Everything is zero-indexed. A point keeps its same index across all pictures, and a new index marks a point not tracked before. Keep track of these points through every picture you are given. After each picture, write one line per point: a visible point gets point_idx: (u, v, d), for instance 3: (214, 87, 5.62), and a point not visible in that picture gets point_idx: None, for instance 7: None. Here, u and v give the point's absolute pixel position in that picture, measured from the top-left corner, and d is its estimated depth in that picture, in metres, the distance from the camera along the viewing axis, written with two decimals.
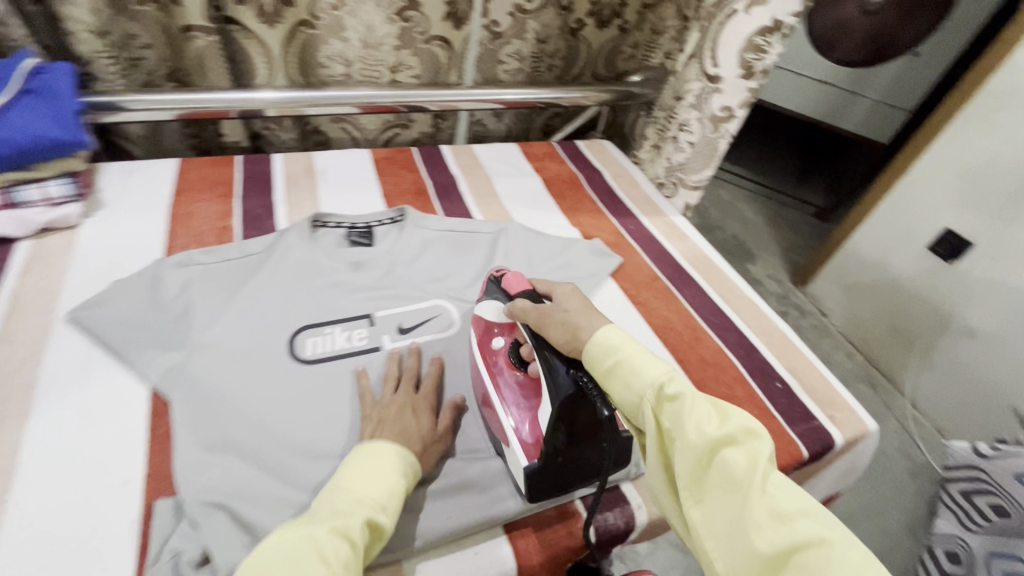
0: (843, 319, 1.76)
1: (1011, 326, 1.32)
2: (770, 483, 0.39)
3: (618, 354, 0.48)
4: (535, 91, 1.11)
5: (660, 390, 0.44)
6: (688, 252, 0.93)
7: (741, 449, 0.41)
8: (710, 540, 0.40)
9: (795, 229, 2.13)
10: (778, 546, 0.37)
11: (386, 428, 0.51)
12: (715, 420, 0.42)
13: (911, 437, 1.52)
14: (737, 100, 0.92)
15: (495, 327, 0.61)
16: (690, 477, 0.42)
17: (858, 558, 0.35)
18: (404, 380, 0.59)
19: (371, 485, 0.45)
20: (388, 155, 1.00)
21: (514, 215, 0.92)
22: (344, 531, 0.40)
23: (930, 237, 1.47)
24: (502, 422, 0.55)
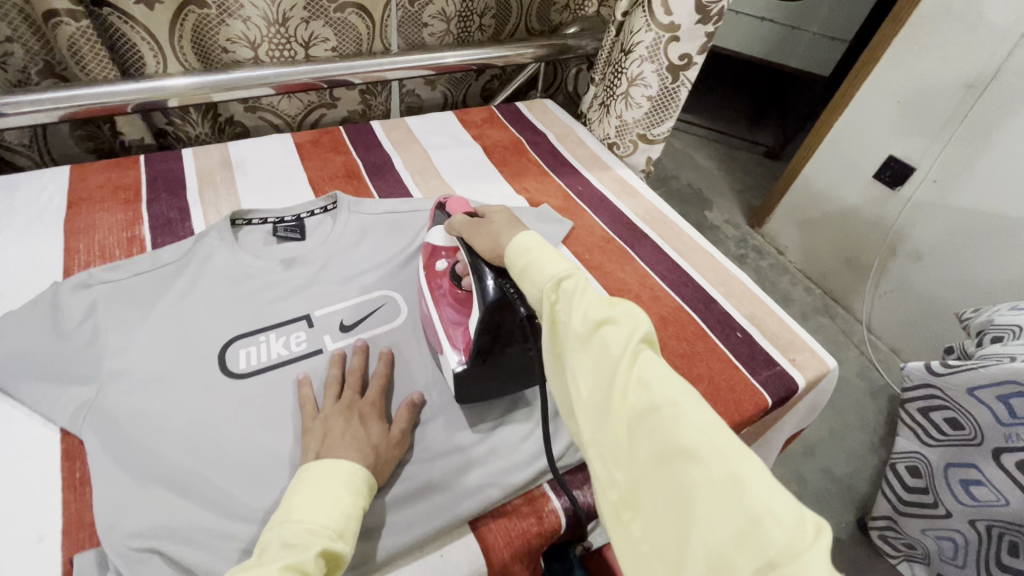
0: (800, 255, 1.79)
1: (956, 245, 1.37)
2: (642, 357, 0.36)
3: (528, 255, 0.44)
4: (466, 54, 1.04)
5: (558, 282, 0.41)
6: (639, 208, 0.90)
7: (622, 326, 0.37)
8: (584, 415, 0.38)
9: (748, 170, 2.14)
10: (637, 414, 0.34)
11: (331, 444, 0.47)
12: (602, 301, 0.39)
13: (870, 361, 1.59)
14: (694, 47, 0.88)
15: (441, 251, 0.62)
16: (572, 356, 0.39)
17: (707, 419, 0.32)
18: (349, 385, 0.55)
19: (324, 509, 0.41)
20: (312, 137, 0.92)
21: (457, 188, 0.87)
22: (300, 568, 0.36)
23: (875, 166, 1.49)
24: (439, 335, 0.57)
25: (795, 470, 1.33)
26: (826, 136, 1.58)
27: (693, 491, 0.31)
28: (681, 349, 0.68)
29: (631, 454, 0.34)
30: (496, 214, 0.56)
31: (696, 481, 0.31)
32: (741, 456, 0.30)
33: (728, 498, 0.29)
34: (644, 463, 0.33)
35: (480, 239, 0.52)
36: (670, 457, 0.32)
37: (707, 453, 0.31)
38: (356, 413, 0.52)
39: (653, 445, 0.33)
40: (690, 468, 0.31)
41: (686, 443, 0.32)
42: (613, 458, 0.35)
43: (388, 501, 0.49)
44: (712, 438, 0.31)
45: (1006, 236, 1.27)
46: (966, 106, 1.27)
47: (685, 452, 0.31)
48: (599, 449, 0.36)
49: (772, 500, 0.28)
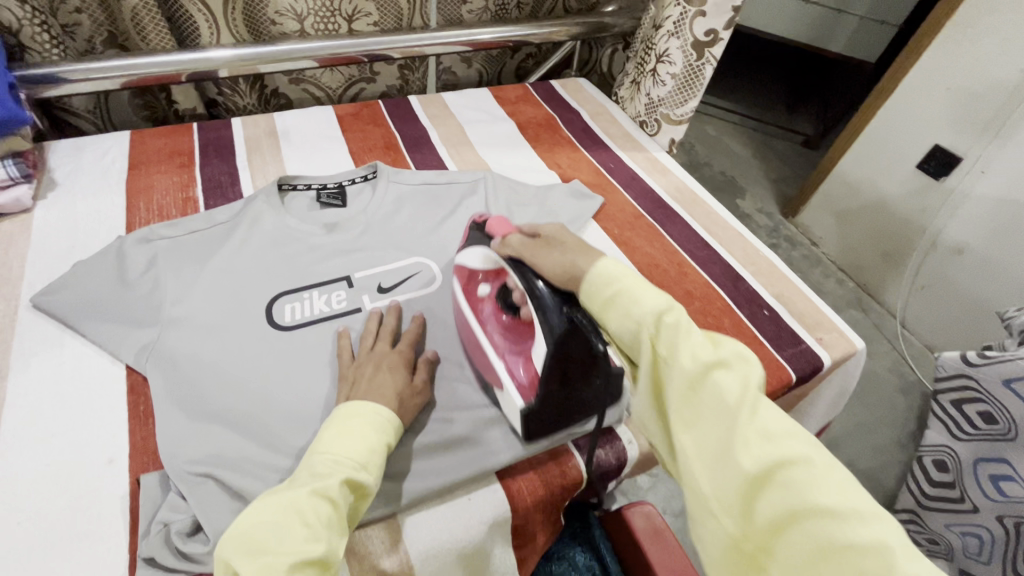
0: (834, 247, 1.76)
1: (999, 240, 1.32)
2: (760, 406, 0.36)
3: (618, 283, 0.43)
4: (503, 31, 1.05)
5: (660, 317, 0.40)
6: (671, 187, 0.90)
7: (735, 370, 0.37)
8: (697, 462, 0.37)
9: (784, 159, 2.10)
10: (764, 467, 0.34)
11: (362, 388, 0.51)
12: (708, 344, 0.39)
13: (902, 356, 1.56)
14: (722, 22, 0.86)
15: (480, 274, 0.60)
16: (682, 401, 0.38)
17: (840, 478, 0.32)
18: (381, 337, 0.58)
19: (347, 443, 0.44)
20: (353, 110, 0.95)
21: (491, 163, 0.89)
22: (325, 494, 0.40)
23: (919, 155, 1.45)
24: (494, 366, 0.54)
25: None
26: (868, 123, 1.54)
27: (833, 553, 0.30)
28: (707, 324, 0.68)
29: (756, 505, 0.33)
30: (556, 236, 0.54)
31: (836, 542, 0.30)
32: (885, 522, 0.30)
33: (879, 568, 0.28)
34: (771, 518, 0.33)
35: (547, 262, 0.50)
36: (806, 516, 0.31)
37: (845, 513, 0.30)
38: (384, 361, 0.55)
39: (782, 501, 0.32)
40: (830, 532, 0.30)
41: (824, 503, 0.31)
42: (734, 513, 0.35)
43: (420, 447, 0.53)
44: (851, 500, 0.31)
45: None
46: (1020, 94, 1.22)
47: (824, 512, 0.31)
48: (720, 501, 0.35)
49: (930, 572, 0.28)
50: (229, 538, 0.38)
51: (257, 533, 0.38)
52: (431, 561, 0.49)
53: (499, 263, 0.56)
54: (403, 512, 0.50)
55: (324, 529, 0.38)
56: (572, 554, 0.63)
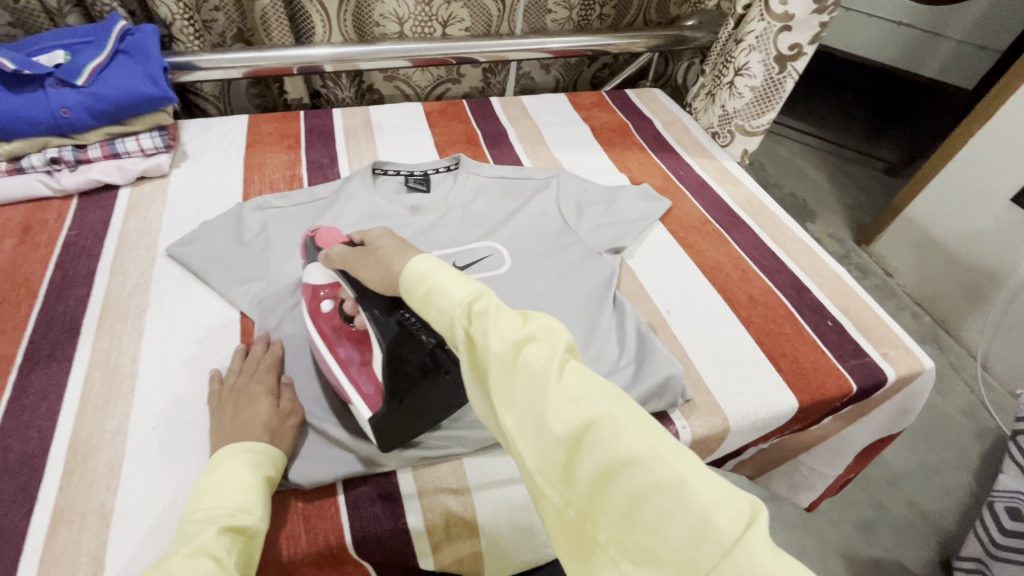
0: (911, 279, 1.68)
1: None
2: (567, 370, 0.35)
3: (429, 280, 0.41)
4: (583, 41, 1.10)
5: (469, 307, 0.38)
6: (740, 197, 0.91)
7: (543, 343, 0.36)
8: (519, 441, 0.35)
9: (861, 185, 2.02)
10: (575, 432, 0.33)
11: (225, 433, 0.49)
12: (516, 321, 0.37)
13: (981, 400, 1.46)
14: (807, 37, 0.87)
15: (322, 290, 0.58)
16: (499, 383, 0.36)
17: (642, 421, 0.33)
18: (246, 369, 0.56)
19: (219, 494, 0.42)
20: (439, 107, 1.03)
21: (564, 162, 0.93)
22: (204, 550, 0.37)
23: (1013, 187, 1.36)
24: (343, 382, 0.53)
25: (874, 496, 1.26)
26: (958, 150, 1.47)
27: (645, 496, 0.31)
28: (768, 329, 0.70)
29: (578, 469, 0.33)
30: (373, 241, 0.50)
31: (647, 486, 0.31)
32: (681, 456, 0.31)
33: (674, 501, 0.30)
34: (591, 476, 0.32)
35: (366, 272, 0.48)
36: (615, 470, 0.32)
37: (649, 460, 0.31)
38: (244, 395, 0.53)
39: (595, 460, 0.32)
40: (637, 477, 0.31)
41: (627, 453, 0.31)
42: (558, 481, 0.34)
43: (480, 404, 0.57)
44: (648, 441, 0.32)
45: None
46: None
47: (628, 462, 0.31)
48: (546, 472, 0.34)
49: (713, 490, 0.30)
50: None
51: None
52: (491, 506, 0.53)
53: (335, 277, 0.56)
54: (467, 457, 0.56)
55: None
56: None
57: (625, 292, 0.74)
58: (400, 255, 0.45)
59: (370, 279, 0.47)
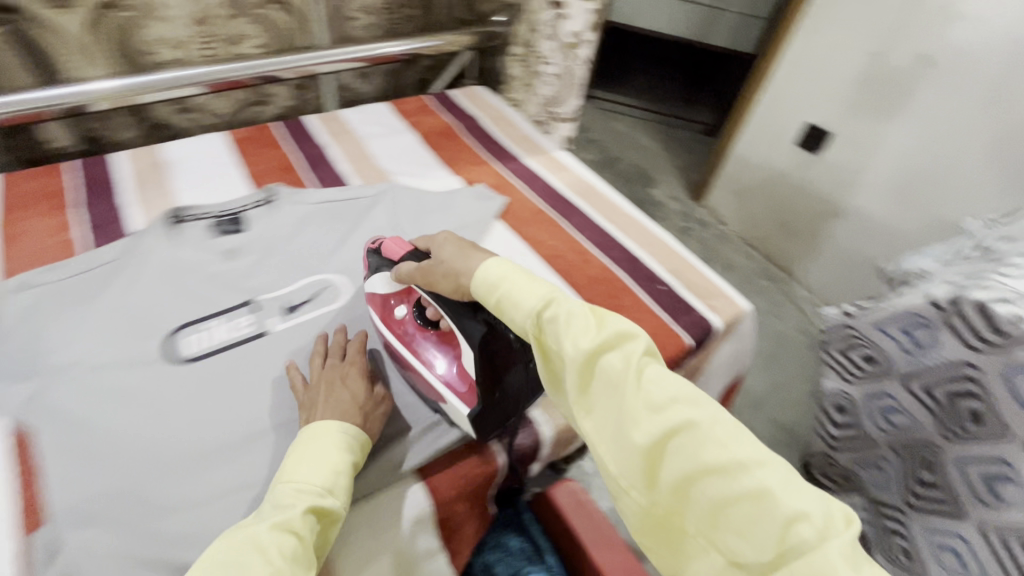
0: (739, 224, 1.91)
1: (895, 206, 1.45)
2: (645, 379, 0.43)
3: (497, 290, 0.49)
4: (396, 44, 1.06)
5: (541, 312, 0.47)
6: (571, 182, 0.95)
7: (618, 352, 0.45)
8: (602, 443, 0.45)
9: (688, 148, 2.25)
10: (657, 438, 0.41)
11: (319, 408, 0.53)
12: (593, 331, 0.45)
13: (807, 316, 1.71)
14: (587, 25, 0.93)
15: (392, 298, 0.62)
16: (579, 386, 0.46)
17: (723, 433, 0.40)
18: (331, 353, 0.61)
19: (310, 471, 0.47)
20: (247, 134, 0.94)
21: (393, 174, 0.90)
22: (289, 527, 0.43)
23: (796, 133, 1.62)
24: (434, 383, 0.57)
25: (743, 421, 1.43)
26: (754, 107, 1.69)
27: (729, 501, 0.39)
28: (609, 304, 0.73)
29: (661, 473, 0.42)
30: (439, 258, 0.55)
31: (731, 492, 0.38)
32: (764, 467, 0.38)
33: (757, 506, 0.38)
34: (674, 478, 0.41)
35: (442, 281, 0.54)
36: (700, 475, 0.40)
37: (731, 469, 0.39)
38: (341, 374, 0.58)
39: (679, 465, 0.41)
40: (722, 484, 0.39)
41: (712, 462, 0.39)
42: (643, 483, 0.43)
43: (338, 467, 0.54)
44: (733, 453, 0.39)
45: (918, 191, 1.40)
46: (872, 73, 1.40)
47: (713, 470, 0.39)
48: (628, 474, 0.43)
49: (799, 500, 0.37)
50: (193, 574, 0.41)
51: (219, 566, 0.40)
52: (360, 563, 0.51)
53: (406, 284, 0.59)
54: None
55: (287, 563, 0.41)
56: (507, 541, 0.63)
57: None
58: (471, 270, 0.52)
59: (446, 292, 0.54)
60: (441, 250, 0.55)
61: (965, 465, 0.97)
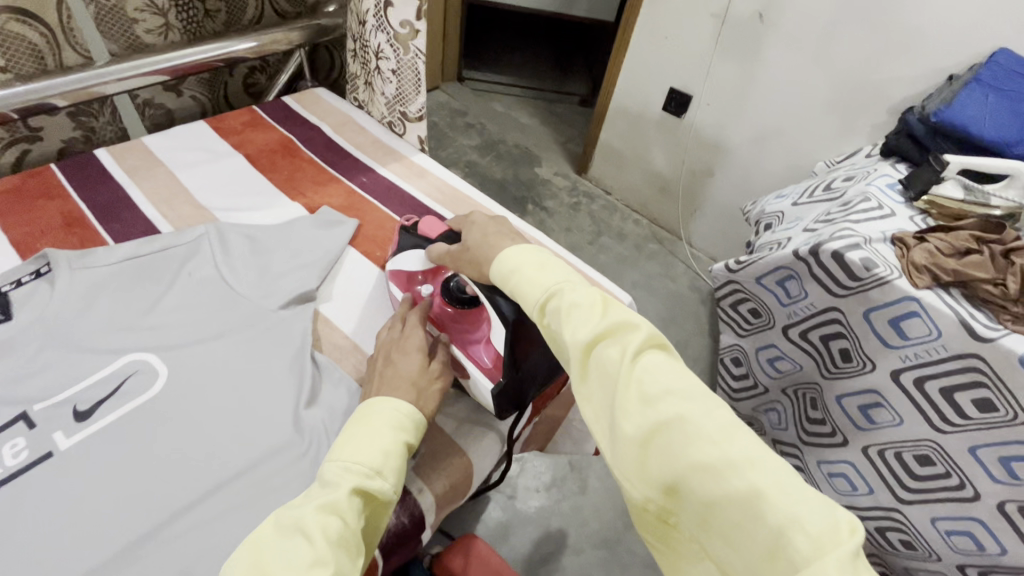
0: (623, 192, 1.93)
1: (743, 148, 1.54)
2: (640, 367, 0.39)
3: (513, 275, 0.49)
4: (201, 50, 0.89)
5: (545, 303, 0.46)
6: (432, 189, 0.86)
7: (619, 342, 0.41)
8: (598, 433, 0.40)
9: (566, 121, 2.24)
10: (649, 431, 0.37)
11: (380, 385, 0.51)
12: (595, 315, 0.43)
13: (696, 272, 1.78)
14: (411, 11, 0.79)
15: (420, 275, 0.64)
16: (578, 372, 0.42)
17: (718, 429, 0.35)
18: (393, 324, 0.59)
19: (362, 448, 0.44)
20: (11, 184, 0.74)
21: (216, 211, 0.75)
22: (334, 508, 0.40)
23: (661, 99, 1.64)
24: (458, 357, 0.58)
25: None
26: (619, 76, 1.70)
27: (718, 505, 0.34)
28: None
29: (648, 471, 0.37)
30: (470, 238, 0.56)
31: (720, 494, 0.34)
32: (757, 469, 0.34)
33: (750, 510, 0.33)
34: (661, 476, 0.36)
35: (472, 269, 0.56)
36: (688, 474, 0.35)
37: (723, 469, 0.34)
38: (399, 346, 0.56)
39: (665, 461, 0.36)
40: (710, 483, 0.34)
41: (702, 460, 0.34)
42: (633, 480, 0.38)
43: None
44: (726, 451, 0.34)
45: (769, 143, 1.48)
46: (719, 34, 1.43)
47: (703, 468, 0.34)
48: (619, 469, 0.38)
49: (795, 506, 0.32)
50: (239, 557, 0.39)
51: (268, 551, 0.39)
52: None
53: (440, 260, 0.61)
54: None
55: (327, 547, 0.38)
56: None
57: (328, 349, 0.62)
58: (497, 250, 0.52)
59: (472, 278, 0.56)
60: (470, 231, 0.57)
61: (841, 397, 1.04)
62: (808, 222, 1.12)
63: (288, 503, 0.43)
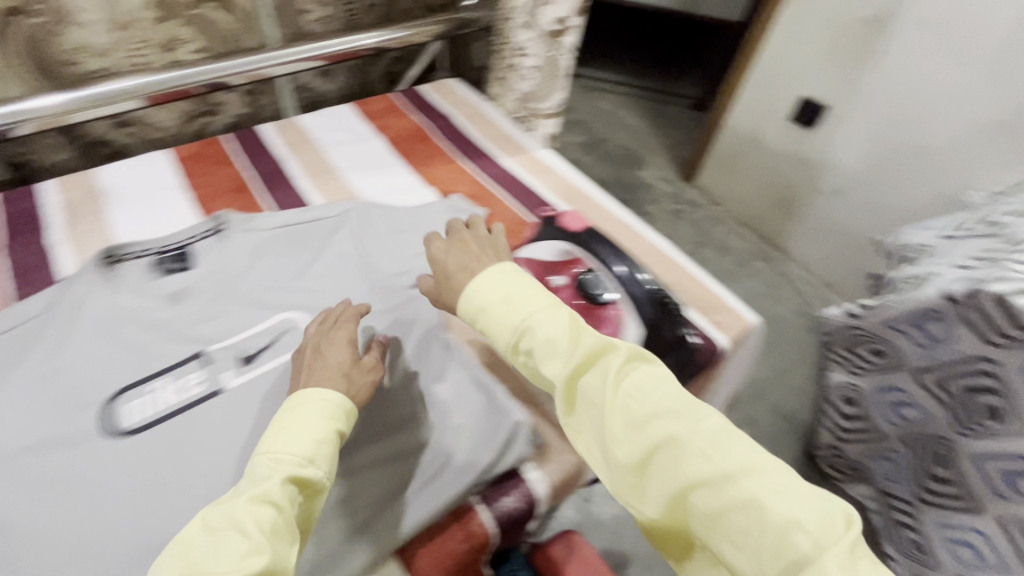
0: (733, 203, 1.83)
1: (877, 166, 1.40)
2: (624, 393, 0.40)
3: (482, 306, 0.47)
4: (356, 39, 0.96)
5: (515, 342, 0.45)
6: (556, 185, 0.86)
7: (598, 371, 0.41)
8: (594, 460, 0.42)
9: (676, 124, 2.16)
10: (642, 455, 0.39)
11: (309, 378, 0.51)
12: (570, 347, 0.43)
13: (806, 296, 1.64)
14: (570, 8, 0.82)
15: (553, 268, 0.69)
16: (564, 405, 0.43)
17: (707, 443, 0.37)
18: (343, 317, 0.59)
19: (291, 439, 0.44)
20: (194, 150, 0.84)
21: (360, 189, 0.81)
22: (267, 497, 0.39)
23: (790, 107, 1.53)
24: None
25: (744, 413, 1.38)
26: (744, 81, 1.61)
27: (720, 514, 0.36)
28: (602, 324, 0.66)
29: (648, 489, 0.39)
30: (440, 258, 0.54)
31: (719, 505, 0.36)
32: (750, 476, 0.36)
33: (750, 518, 0.35)
34: (662, 494, 0.38)
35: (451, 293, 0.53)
36: (686, 490, 0.37)
37: (718, 481, 0.36)
38: (326, 339, 0.56)
39: (665, 479, 0.38)
40: (708, 496, 0.36)
41: (697, 475, 0.37)
42: (636, 499, 0.40)
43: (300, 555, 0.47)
44: (718, 464, 0.37)
45: (913, 164, 1.33)
46: (870, 40, 1.30)
47: (699, 484, 0.37)
48: (622, 491, 0.40)
49: (793, 507, 0.35)
50: (175, 552, 0.37)
51: (198, 549, 0.37)
52: None
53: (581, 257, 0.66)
54: None
55: (266, 538, 0.37)
56: None
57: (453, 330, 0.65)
58: (470, 277, 0.50)
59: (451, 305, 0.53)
60: (443, 258, 0.54)
61: (981, 460, 0.92)
62: (960, 262, 0.99)
63: (217, 500, 0.41)
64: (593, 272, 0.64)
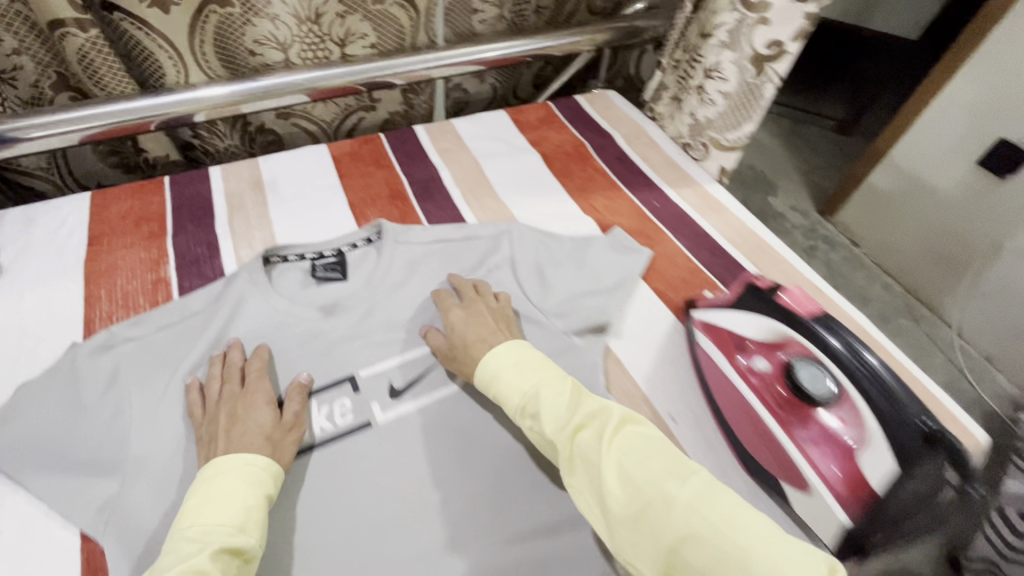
0: (877, 245, 1.54)
1: None
2: (621, 445, 0.41)
3: (495, 377, 0.50)
4: (522, 43, 0.90)
5: (523, 406, 0.47)
6: (730, 230, 0.75)
7: (594, 428, 0.43)
8: (595, 520, 0.41)
9: (813, 148, 1.86)
10: (634, 508, 0.38)
11: (228, 441, 0.47)
12: (569, 407, 0.45)
13: (961, 370, 1.33)
14: (788, 31, 0.71)
15: (752, 346, 0.58)
16: (564, 466, 0.43)
17: (695, 497, 0.37)
18: (227, 376, 0.53)
19: (216, 509, 0.41)
20: (350, 148, 0.82)
21: (514, 210, 0.75)
22: (196, 574, 0.36)
23: (981, 151, 1.22)
24: (797, 458, 0.50)
25: None
26: (922, 114, 1.31)
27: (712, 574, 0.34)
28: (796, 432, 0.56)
29: (642, 547, 0.37)
30: (460, 326, 0.57)
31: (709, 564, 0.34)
32: (741, 531, 0.34)
33: None
34: (657, 552, 0.36)
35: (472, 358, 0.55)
36: (678, 546, 0.35)
37: (709, 537, 0.35)
38: (242, 399, 0.51)
39: (656, 534, 0.37)
40: (698, 551, 0.35)
41: (686, 529, 0.35)
42: (633, 561, 0.38)
43: None
44: (706, 517, 0.35)
45: None
46: None
47: (688, 538, 0.35)
48: (621, 552, 0.38)
49: (780, 558, 0.33)
50: None
51: None
52: None
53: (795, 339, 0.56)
54: None
55: None
56: None
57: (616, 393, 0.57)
58: (488, 348, 0.53)
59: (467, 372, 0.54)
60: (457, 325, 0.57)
61: None
62: None
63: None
64: (807, 364, 0.54)
